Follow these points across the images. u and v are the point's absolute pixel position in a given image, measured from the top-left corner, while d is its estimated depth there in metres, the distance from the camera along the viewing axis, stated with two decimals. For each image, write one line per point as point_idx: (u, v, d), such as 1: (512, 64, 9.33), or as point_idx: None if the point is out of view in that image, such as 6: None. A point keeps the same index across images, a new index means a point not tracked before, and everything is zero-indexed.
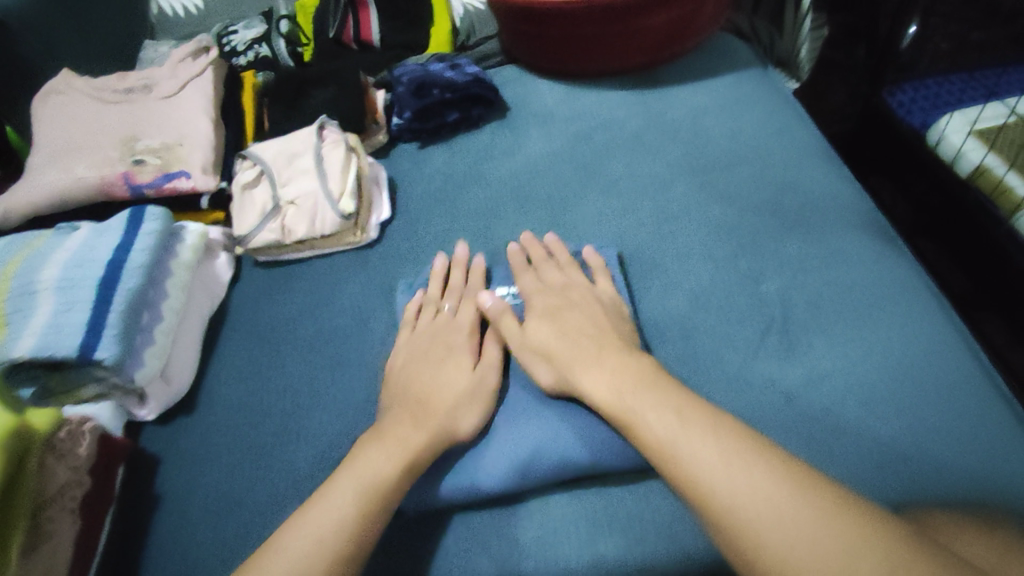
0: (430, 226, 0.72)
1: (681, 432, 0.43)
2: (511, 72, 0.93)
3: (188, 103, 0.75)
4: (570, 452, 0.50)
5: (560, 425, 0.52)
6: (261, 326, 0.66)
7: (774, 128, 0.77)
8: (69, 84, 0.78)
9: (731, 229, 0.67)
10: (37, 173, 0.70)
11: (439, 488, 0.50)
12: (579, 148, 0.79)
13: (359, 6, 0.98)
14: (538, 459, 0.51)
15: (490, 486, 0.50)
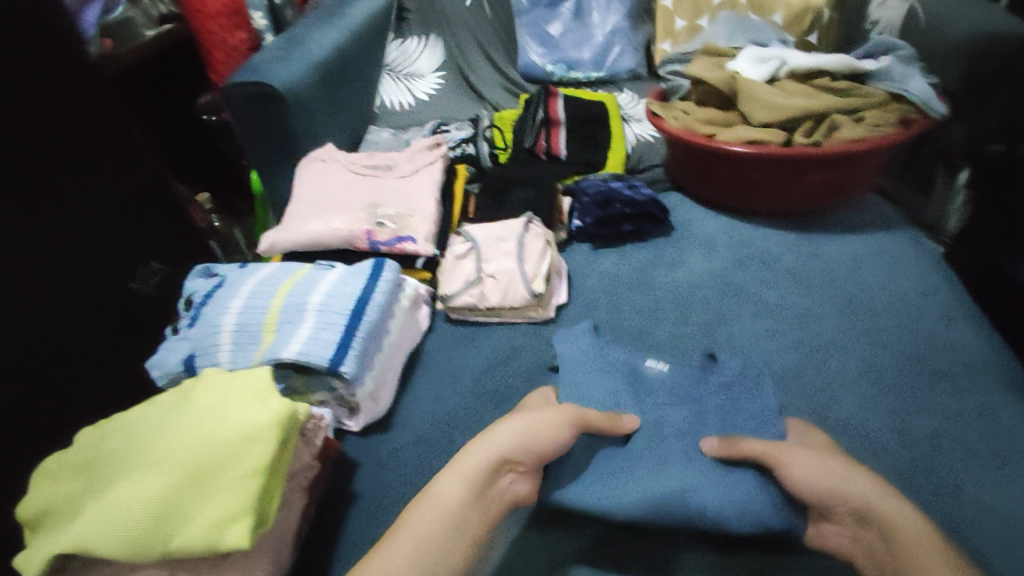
0: (597, 317, 0.83)
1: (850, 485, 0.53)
2: (676, 198, 1.06)
3: (419, 185, 0.93)
4: (700, 495, 0.56)
5: (706, 469, 0.58)
6: (447, 372, 0.77)
7: (922, 288, 0.83)
8: (331, 155, 0.98)
9: (879, 370, 0.72)
10: (299, 220, 0.89)
11: (576, 493, 0.59)
12: (735, 274, 0.88)
13: (552, 124, 1.17)
14: (671, 492, 0.57)
15: (619, 506, 0.57)
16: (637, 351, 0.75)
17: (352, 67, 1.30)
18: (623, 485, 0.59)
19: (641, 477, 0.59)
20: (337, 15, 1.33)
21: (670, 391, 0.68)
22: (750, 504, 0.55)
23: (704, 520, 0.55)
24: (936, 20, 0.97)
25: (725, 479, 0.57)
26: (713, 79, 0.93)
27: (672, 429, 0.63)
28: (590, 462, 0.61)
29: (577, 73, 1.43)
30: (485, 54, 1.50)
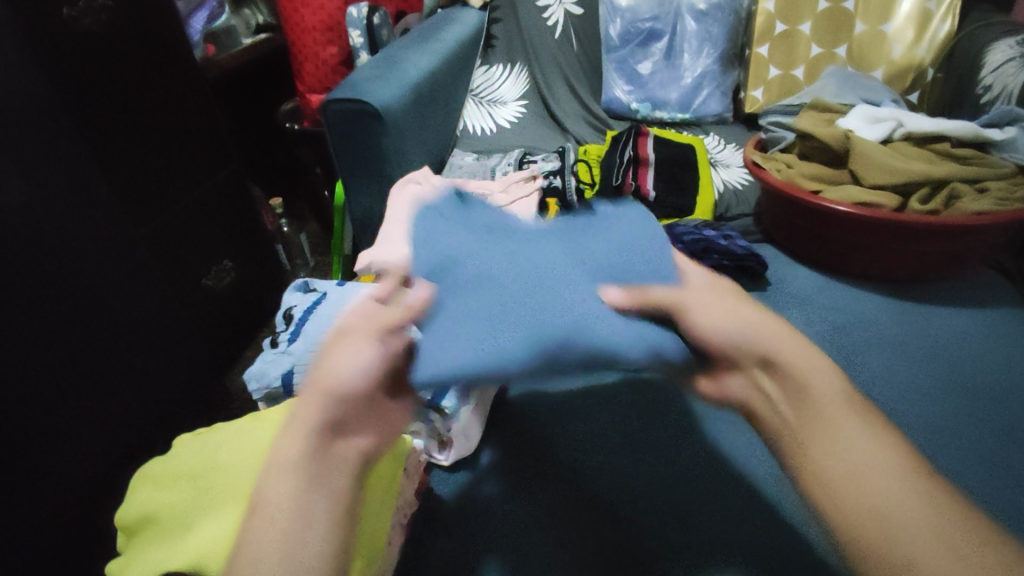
0: None
1: (828, 447, 0.44)
2: (767, 251, 1.03)
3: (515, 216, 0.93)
4: (586, 333, 0.47)
5: (588, 305, 0.50)
6: (536, 412, 0.76)
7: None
8: (427, 179, 0.99)
9: (1000, 462, 0.67)
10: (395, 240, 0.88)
11: (438, 361, 0.46)
12: (835, 338, 0.85)
13: (640, 164, 1.16)
14: (558, 334, 0.47)
15: (492, 363, 0.45)
16: (494, 212, 0.67)
17: (442, 90, 1.31)
18: (478, 335, 0.47)
19: (509, 325, 0.48)
20: (433, 38, 1.34)
21: (529, 239, 0.60)
22: (628, 335, 0.49)
23: (599, 357, 0.47)
24: None
25: (609, 316, 0.50)
26: (825, 134, 0.91)
27: (534, 276, 0.53)
28: (449, 327, 0.49)
29: (661, 112, 1.42)
30: (570, 89, 1.52)
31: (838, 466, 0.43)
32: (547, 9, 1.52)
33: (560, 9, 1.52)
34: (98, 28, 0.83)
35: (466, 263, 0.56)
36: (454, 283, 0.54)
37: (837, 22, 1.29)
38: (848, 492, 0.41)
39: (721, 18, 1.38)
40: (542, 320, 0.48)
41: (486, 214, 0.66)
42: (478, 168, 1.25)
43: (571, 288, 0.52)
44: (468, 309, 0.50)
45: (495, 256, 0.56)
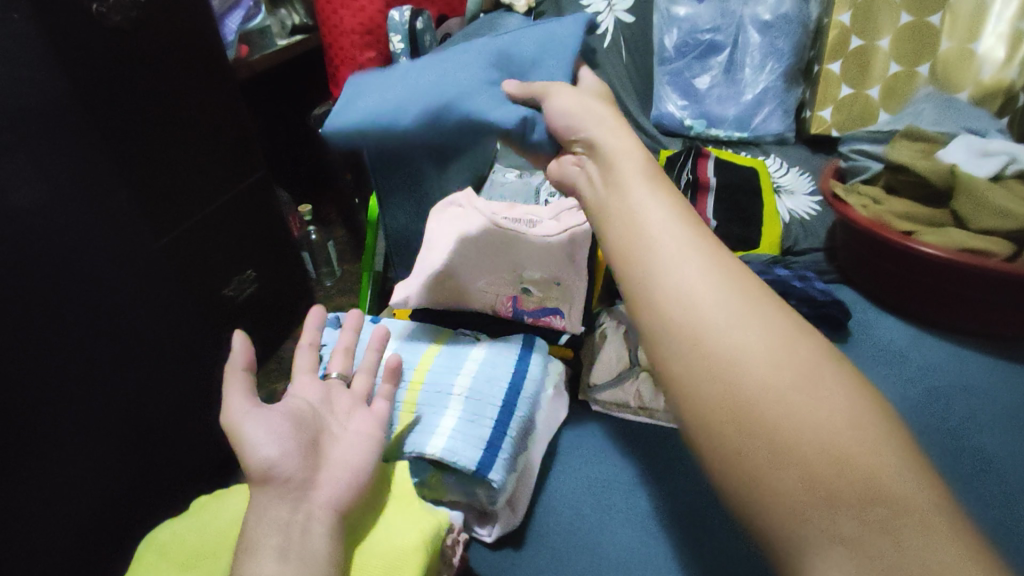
0: None
1: (703, 310, 0.36)
2: (846, 294, 0.92)
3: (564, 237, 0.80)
4: (452, 102, 0.68)
5: (456, 105, 0.68)
6: (589, 478, 0.67)
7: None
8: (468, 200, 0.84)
9: None
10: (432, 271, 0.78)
11: (349, 123, 0.71)
12: (935, 405, 0.73)
13: (700, 189, 1.06)
14: (428, 107, 0.69)
15: (390, 116, 0.69)
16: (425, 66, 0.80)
17: None
18: (373, 106, 0.71)
19: (391, 97, 0.71)
20: None
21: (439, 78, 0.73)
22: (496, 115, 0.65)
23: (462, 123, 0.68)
24: None
25: (472, 104, 0.68)
26: (924, 167, 0.80)
27: (421, 97, 0.71)
28: (352, 112, 0.72)
29: (718, 130, 1.32)
30: (618, 101, 1.42)
31: (714, 331, 0.36)
32: (595, 16, 1.41)
33: (611, 16, 1.40)
34: (129, 28, 0.77)
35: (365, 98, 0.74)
36: (356, 98, 0.74)
37: (920, 40, 1.18)
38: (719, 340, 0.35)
39: (789, 30, 1.27)
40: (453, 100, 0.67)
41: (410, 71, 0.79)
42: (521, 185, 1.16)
43: (442, 97, 0.69)
44: (369, 99, 0.73)
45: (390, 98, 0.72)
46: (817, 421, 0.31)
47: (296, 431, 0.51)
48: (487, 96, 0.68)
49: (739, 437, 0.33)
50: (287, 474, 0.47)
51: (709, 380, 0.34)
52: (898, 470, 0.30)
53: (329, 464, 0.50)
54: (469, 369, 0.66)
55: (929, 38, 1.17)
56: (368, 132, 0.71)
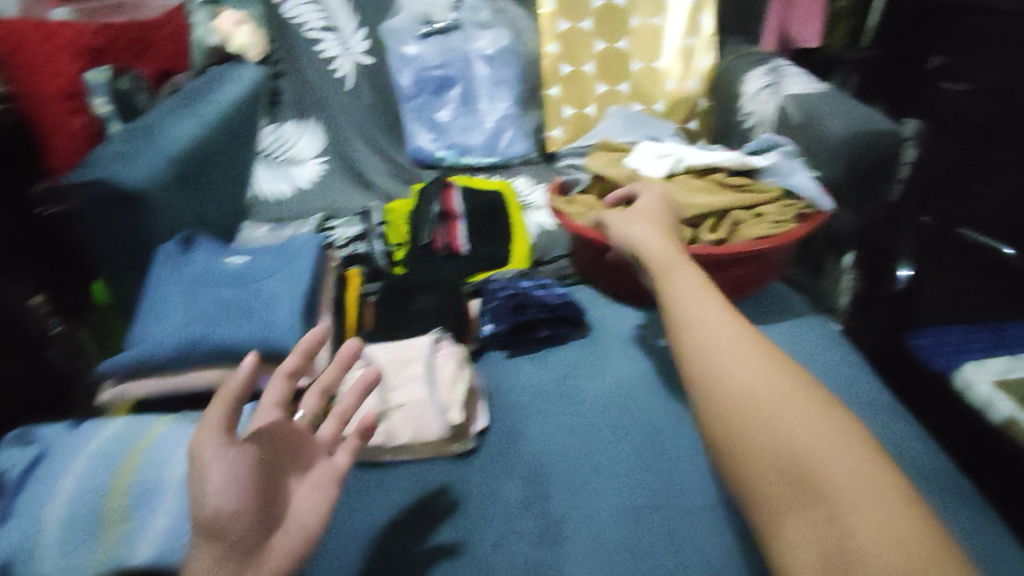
0: (530, 438, 0.74)
1: (736, 366, 0.47)
2: (587, 294, 1.01)
3: (291, 282, 0.79)
4: (225, 332, 0.72)
5: (234, 326, 0.73)
6: (351, 533, 0.62)
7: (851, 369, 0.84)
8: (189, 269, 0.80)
9: None
10: (147, 353, 0.71)
11: (131, 355, 0.71)
12: (664, 375, 0.82)
13: (450, 219, 1.11)
14: (200, 336, 0.71)
15: (167, 348, 0.71)
16: (220, 252, 0.84)
17: (214, 156, 1.17)
18: (156, 333, 0.72)
19: (169, 325, 0.73)
20: (199, 104, 1.21)
21: (231, 277, 0.79)
22: (274, 338, 0.72)
23: (233, 346, 0.71)
24: (810, 109, 1.06)
25: (251, 324, 0.73)
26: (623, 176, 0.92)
27: (203, 312, 0.74)
28: (138, 336, 0.73)
29: (468, 158, 1.40)
30: (372, 145, 1.45)
31: (737, 385, 0.45)
32: (332, 61, 1.44)
33: (348, 59, 1.44)
34: None
35: (159, 302, 0.76)
36: (149, 311, 0.75)
37: (614, 64, 1.36)
38: (727, 391, 0.45)
39: (512, 61, 1.38)
40: (231, 319, 0.73)
41: (210, 254, 0.84)
42: (270, 238, 1.11)
43: (222, 315, 0.74)
44: (155, 316, 0.75)
45: (183, 303, 0.75)
46: (787, 432, 0.41)
47: (251, 483, 0.47)
48: (247, 304, 0.75)
49: (752, 450, 0.41)
50: (237, 533, 0.44)
51: (716, 405, 0.45)
52: (869, 500, 0.36)
53: (284, 530, 0.48)
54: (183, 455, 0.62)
55: (621, 61, 1.36)
56: (151, 367, 0.72)
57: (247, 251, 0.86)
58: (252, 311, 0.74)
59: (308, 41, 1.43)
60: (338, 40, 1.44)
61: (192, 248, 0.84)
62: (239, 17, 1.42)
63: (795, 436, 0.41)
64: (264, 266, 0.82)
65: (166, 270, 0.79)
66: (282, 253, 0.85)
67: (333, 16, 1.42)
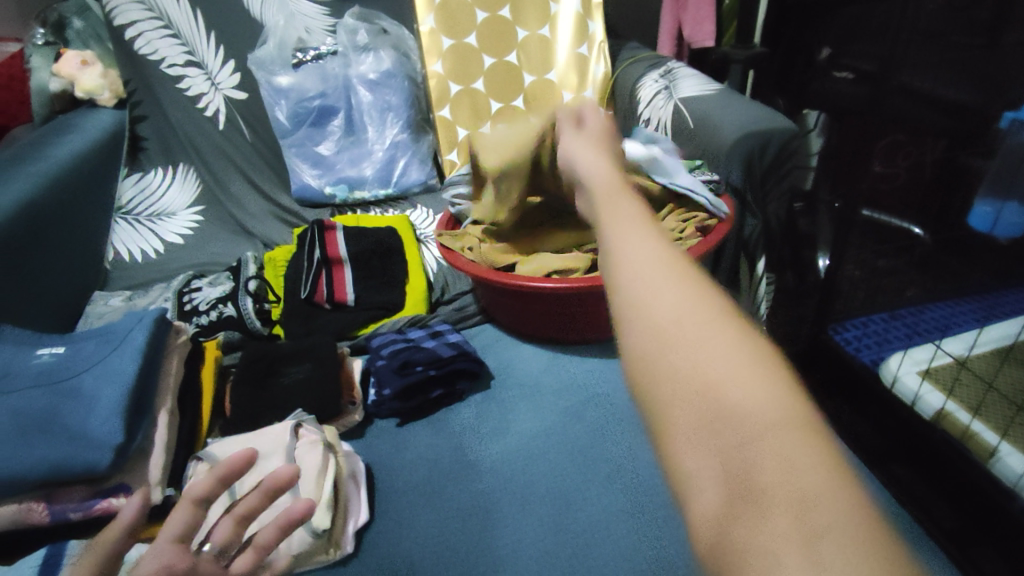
0: (419, 527, 0.65)
1: (653, 278, 0.29)
2: (491, 335, 0.92)
3: (113, 371, 0.63)
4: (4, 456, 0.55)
5: (21, 443, 0.56)
6: None
7: None
8: None
9: None
10: None
11: None
12: (572, 428, 0.74)
13: (333, 264, 0.97)
14: None
15: None
16: (29, 344, 0.68)
17: (52, 218, 1.00)
18: None
19: None
20: (30, 162, 1.03)
21: (33, 376, 0.63)
22: (80, 455, 0.56)
23: (18, 473, 0.55)
24: (702, 114, 0.99)
25: (46, 440, 0.57)
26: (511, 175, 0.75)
27: None
28: None
29: (361, 192, 1.28)
30: (253, 186, 1.31)
31: (654, 297, 0.28)
32: (201, 98, 1.30)
33: (218, 95, 1.30)
34: None
35: None
36: None
37: (506, 78, 1.28)
38: (625, 293, 0.29)
39: (398, 84, 1.28)
40: (16, 436, 0.57)
41: (14, 347, 0.68)
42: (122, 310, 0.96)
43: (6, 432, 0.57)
44: None
45: None
46: (710, 370, 0.24)
47: None
48: (51, 412, 0.59)
49: (649, 392, 0.26)
50: None
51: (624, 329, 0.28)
52: (785, 459, 0.21)
53: None
54: None
55: (513, 75, 1.28)
56: None
57: (65, 339, 0.70)
58: (50, 420, 0.58)
59: (170, 79, 1.29)
60: (205, 75, 1.29)
61: None
62: (85, 58, 1.27)
63: (720, 376, 0.24)
64: (82, 355, 0.66)
65: None
66: (107, 334, 0.69)
67: (195, 48, 1.28)
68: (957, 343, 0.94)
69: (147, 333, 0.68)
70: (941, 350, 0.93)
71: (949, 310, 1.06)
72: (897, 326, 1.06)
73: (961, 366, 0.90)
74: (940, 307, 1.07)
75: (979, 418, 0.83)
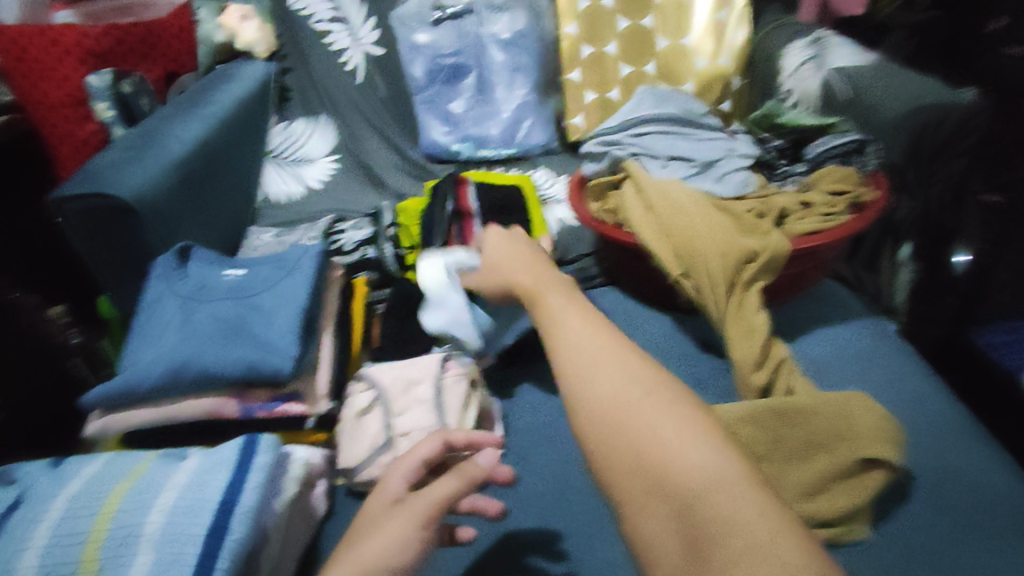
0: (548, 465, 0.70)
1: (605, 367, 0.40)
2: (612, 296, 0.94)
3: (290, 293, 0.71)
4: (211, 355, 0.64)
5: (223, 348, 0.65)
6: None
7: (918, 380, 0.75)
8: (177, 286, 0.73)
9: (896, 522, 0.60)
10: (128, 381, 0.65)
11: (113, 386, 0.65)
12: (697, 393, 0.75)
13: (464, 218, 1.02)
14: (182, 361, 0.64)
15: (149, 377, 0.64)
16: (216, 262, 0.77)
17: (221, 159, 1.12)
18: (143, 361, 0.66)
19: (155, 351, 0.66)
20: (200, 104, 1.15)
21: (225, 291, 0.72)
22: (269, 361, 0.64)
23: (222, 371, 0.64)
24: (862, 87, 0.96)
25: (243, 346, 0.65)
26: (831, 427, 0.60)
27: (190, 332, 0.67)
28: (123, 366, 0.67)
29: (485, 151, 1.32)
30: (385, 140, 1.39)
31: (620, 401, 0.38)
32: (343, 53, 1.37)
33: (359, 50, 1.37)
34: None
35: (147, 325, 0.70)
36: (138, 336, 0.69)
37: (639, 42, 1.26)
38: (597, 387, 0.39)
39: (531, 44, 1.29)
40: (219, 340, 0.66)
41: (204, 265, 0.77)
42: (278, 246, 1.07)
43: (211, 336, 0.66)
44: (143, 340, 0.68)
45: (173, 322, 0.69)
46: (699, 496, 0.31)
47: None
48: (242, 322, 0.67)
49: (624, 482, 0.34)
50: None
51: (610, 442, 0.36)
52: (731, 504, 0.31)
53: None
54: (168, 498, 0.54)
55: (646, 41, 1.26)
56: (136, 400, 0.65)
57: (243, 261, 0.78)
58: (244, 330, 0.67)
59: (318, 34, 1.37)
60: (348, 31, 1.36)
61: (184, 261, 0.77)
62: (245, 12, 1.36)
63: (662, 448, 0.34)
64: (261, 275, 0.74)
65: (153, 288, 0.72)
66: (281, 259, 0.77)
67: (341, 6, 1.35)
68: None
69: (313, 263, 0.75)
70: None
71: None
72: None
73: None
74: None
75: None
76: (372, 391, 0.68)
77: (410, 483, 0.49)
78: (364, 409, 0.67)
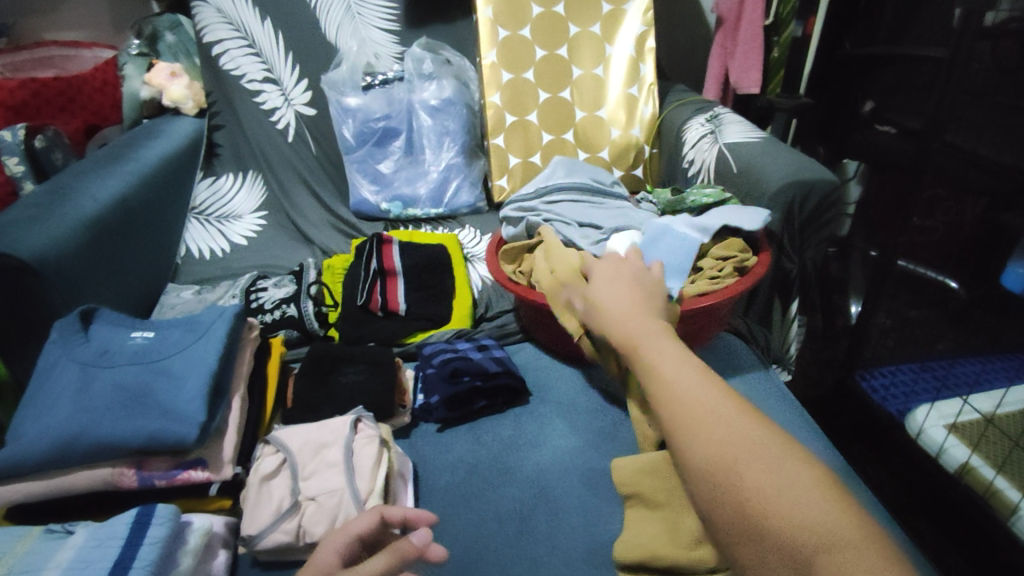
0: (459, 524, 0.70)
1: (676, 393, 0.41)
2: (528, 353, 0.98)
3: (198, 356, 0.71)
4: (109, 423, 0.63)
5: (123, 416, 0.64)
6: None
7: (806, 431, 0.82)
8: (78, 350, 0.71)
9: None
10: (14, 455, 0.62)
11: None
12: (604, 447, 0.78)
13: (387, 276, 1.04)
14: (76, 430, 0.62)
15: (37, 448, 0.62)
16: (123, 326, 0.76)
17: (139, 215, 1.10)
18: (33, 431, 0.63)
19: (47, 421, 0.64)
20: (121, 160, 1.14)
21: (128, 356, 0.71)
22: (171, 428, 0.63)
23: (120, 440, 0.62)
24: (749, 162, 1.06)
25: (144, 413, 0.64)
26: None
27: (88, 399, 0.65)
28: (11, 436, 0.64)
29: (413, 210, 1.36)
30: (314, 196, 1.40)
31: (702, 434, 0.38)
32: (274, 112, 1.39)
33: (290, 110, 1.39)
34: None
35: (42, 393, 0.67)
36: (31, 404, 0.67)
37: (559, 112, 1.35)
38: (670, 415, 0.40)
39: (458, 111, 1.36)
40: (118, 408, 0.65)
41: (109, 328, 0.75)
42: (196, 304, 1.05)
43: (110, 403, 0.65)
44: (35, 409, 0.66)
45: (71, 389, 0.67)
46: (791, 519, 0.32)
47: None
48: (146, 388, 0.66)
49: (719, 512, 0.35)
50: None
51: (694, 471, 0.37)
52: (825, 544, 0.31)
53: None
54: None
55: (566, 110, 1.35)
56: (23, 472, 0.62)
57: (153, 323, 0.77)
58: (147, 396, 0.66)
59: (249, 93, 1.38)
60: (280, 92, 1.39)
61: (89, 324, 0.75)
62: (174, 70, 1.36)
63: (758, 489, 0.34)
64: (170, 338, 0.74)
65: (52, 353, 0.71)
66: (192, 321, 0.77)
67: (273, 66, 1.38)
68: (988, 399, 0.94)
69: (224, 325, 0.76)
70: (968, 405, 0.93)
71: (978, 365, 1.04)
72: (927, 377, 1.05)
73: (988, 422, 0.90)
74: (969, 361, 1.06)
75: (1001, 474, 0.83)
76: (280, 455, 0.68)
77: (341, 557, 0.48)
78: (270, 474, 0.66)
